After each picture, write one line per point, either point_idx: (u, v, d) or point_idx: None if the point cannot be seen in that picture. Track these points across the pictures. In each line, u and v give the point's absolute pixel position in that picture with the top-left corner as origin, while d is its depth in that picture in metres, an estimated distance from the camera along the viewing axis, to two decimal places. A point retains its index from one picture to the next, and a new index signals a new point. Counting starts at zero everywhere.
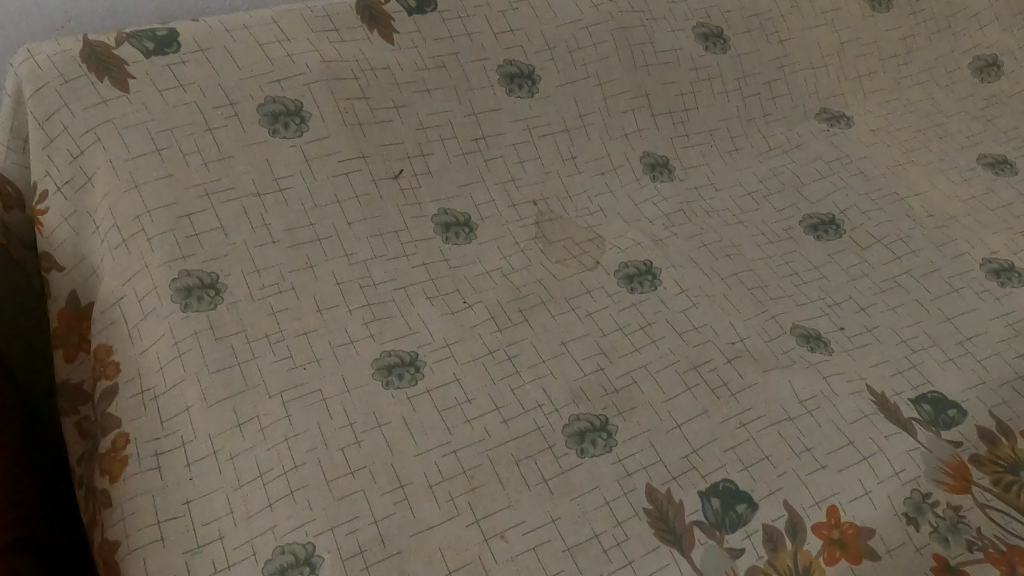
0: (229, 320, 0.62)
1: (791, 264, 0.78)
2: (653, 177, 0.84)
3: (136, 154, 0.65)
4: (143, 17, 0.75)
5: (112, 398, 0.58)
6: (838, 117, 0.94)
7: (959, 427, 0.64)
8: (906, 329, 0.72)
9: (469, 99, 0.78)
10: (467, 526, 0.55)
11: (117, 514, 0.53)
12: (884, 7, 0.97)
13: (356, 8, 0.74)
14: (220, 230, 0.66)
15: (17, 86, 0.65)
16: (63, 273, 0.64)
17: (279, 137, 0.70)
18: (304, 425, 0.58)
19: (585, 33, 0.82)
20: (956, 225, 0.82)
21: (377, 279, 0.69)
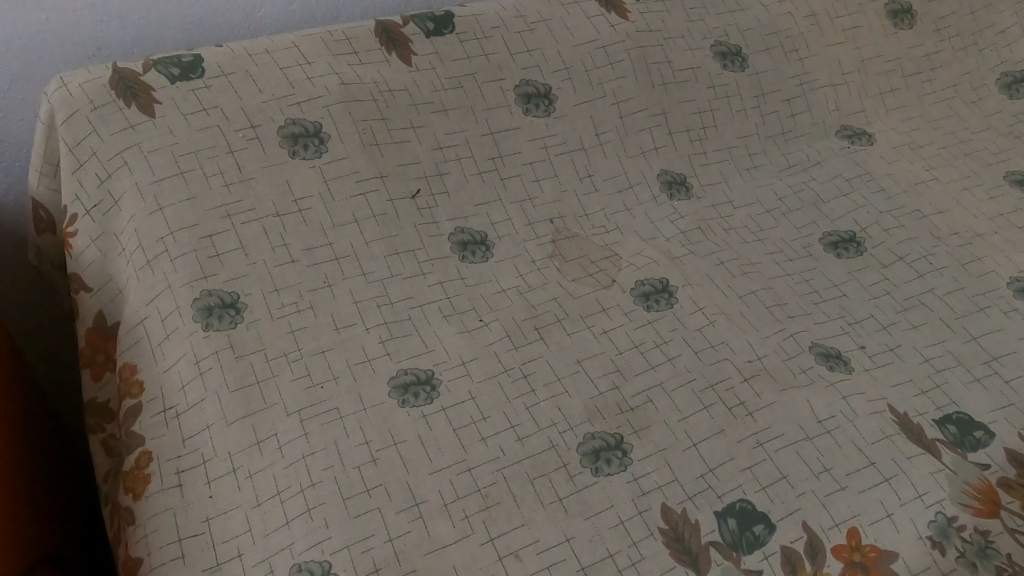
0: (249, 338, 0.63)
1: (810, 282, 0.77)
2: (670, 195, 0.84)
3: (161, 176, 0.66)
4: (170, 43, 0.78)
5: (136, 416, 0.59)
6: (859, 134, 0.93)
7: (986, 449, 0.62)
8: (929, 349, 0.70)
9: (487, 119, 0.79)
10: (482, 545, 0.55)
11: (140, 531, 0.54)
12: (906, 24, 0.97)
13: (376, 32, 0.77)
14: (241, 250, 0.67)
15: (49, 114, 0.67)
16: (91, 293, 0.66)
17: (299, 158, 0.71)
18: (320, 443, 0.59)
19: (602, 53, 0.83)
20: (982, 243, 0.81)
21: (394, 297, 0.70)
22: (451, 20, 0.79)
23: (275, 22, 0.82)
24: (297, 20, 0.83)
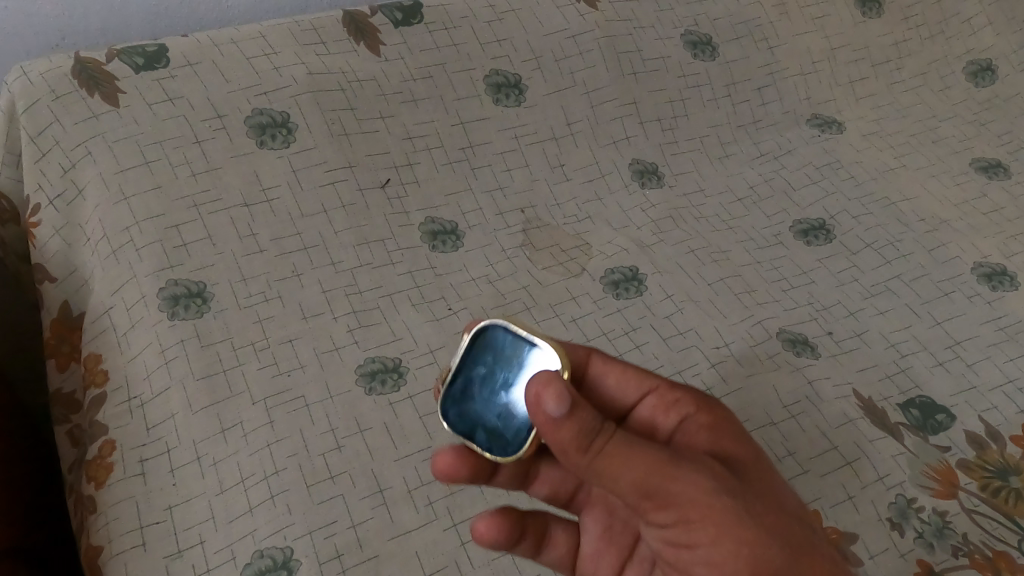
0: (215, 328, 0.63)
1: (779, 269, 0.77)
2: (642, 184, 0.83)
3: (126, 166, 0.66)
4: (136, 34, 0.78)
5: (100, 406, 0.59)
6: (829, 122, 0.93)
7: (946, 432, 0.63)
8: (895, 334, 0.71)
9: (456, 109, 0.79)
10: (445, 530, 0.56)
11: (101, 520, 0.54)
12: (875, 13, 0.98)
13: (344, 21, 0.78)
14: (208, 240, 0.67)
15: (10, 103, 0.67)
16: (55, 283, 0.65)
17: (266, 148, 0.71)
18: (286, 431, 0.59)
19: (571, 42, 0.84)
20: (948, 229, 0.81)
21: (363, 287, 0.69)
22: (419, 10, 0.80)
23: (242, 13, 0.82)
24: (265, 10, 0.83)
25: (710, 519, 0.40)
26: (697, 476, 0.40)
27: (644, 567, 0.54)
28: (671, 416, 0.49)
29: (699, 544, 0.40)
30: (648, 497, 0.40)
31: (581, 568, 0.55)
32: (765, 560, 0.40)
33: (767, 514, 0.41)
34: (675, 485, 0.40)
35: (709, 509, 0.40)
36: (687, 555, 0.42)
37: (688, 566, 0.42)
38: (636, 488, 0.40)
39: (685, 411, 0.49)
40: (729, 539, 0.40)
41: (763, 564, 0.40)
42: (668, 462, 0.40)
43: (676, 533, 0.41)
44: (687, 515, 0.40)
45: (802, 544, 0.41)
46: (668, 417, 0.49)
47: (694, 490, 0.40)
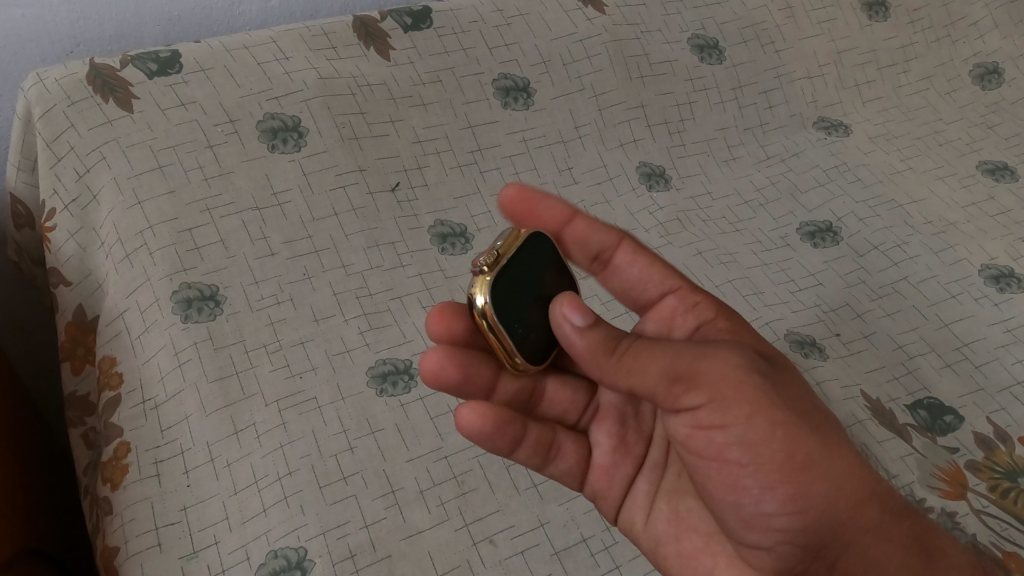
0: (228, 330, 0.63)
1: (787, 271, 0.77)
2: (649, 186, 0.83)
3: (140, 170, 0.67)
4: (148, 40, 0.79)
5: (115, 408, 0.60)
6: (836, 125, 0.94)
7: (955, 434, 0.64)
8: (903, 335, 0.71)
9: (465, 113, 0.80)
10: (456, 530, 0.56)
11: (117, 520, 0.55)
12: (881, 16, 0.98)
13: (354, 27, 0.79)
14: (220, 243, 0.67)
15: (26, 109, 0.68)
16: (70, 287, 0.66)
17: (277, 152, 0.72)
18: (299, 432, 0.59)
19: (579, 47, 0.84)
20: (955, 231, 0.82)
21: (373, 289, 0.69)
22: (429, 15, 0.81)
23: (253, 19, 0.83)
24: (275, 16, 0.84)
25: (743, 398, 0.43)
26: (728, 361, 0.44)
27: (654, 475, 0.58)
28: (688, 317, 0.55)
29: (731, 424, 0.43)
30: (679, 381, 0.44)
31: (591, 482, 0.59)
32: (792, 436, 0.44)
33: (792, 395, 0.45)
34: (707, 366, 0.44)
35: (739, 387, 0.43)
36: (709, 442, 0.45)
37: (714, 456, 0.45)
38: (665, 375, 0.44)
39: (704, 317, 0.54)
40: (760, 416, 0.43)
41: (789, 439, 0.44)
42: (697, 354, 0.44)
43: (700, 418, 0.44)
44: (721, 394, 0.43)
45: (818, 422, 0.46)
46: (684, 322, 0.55)
47: (728, 373, 0.44)
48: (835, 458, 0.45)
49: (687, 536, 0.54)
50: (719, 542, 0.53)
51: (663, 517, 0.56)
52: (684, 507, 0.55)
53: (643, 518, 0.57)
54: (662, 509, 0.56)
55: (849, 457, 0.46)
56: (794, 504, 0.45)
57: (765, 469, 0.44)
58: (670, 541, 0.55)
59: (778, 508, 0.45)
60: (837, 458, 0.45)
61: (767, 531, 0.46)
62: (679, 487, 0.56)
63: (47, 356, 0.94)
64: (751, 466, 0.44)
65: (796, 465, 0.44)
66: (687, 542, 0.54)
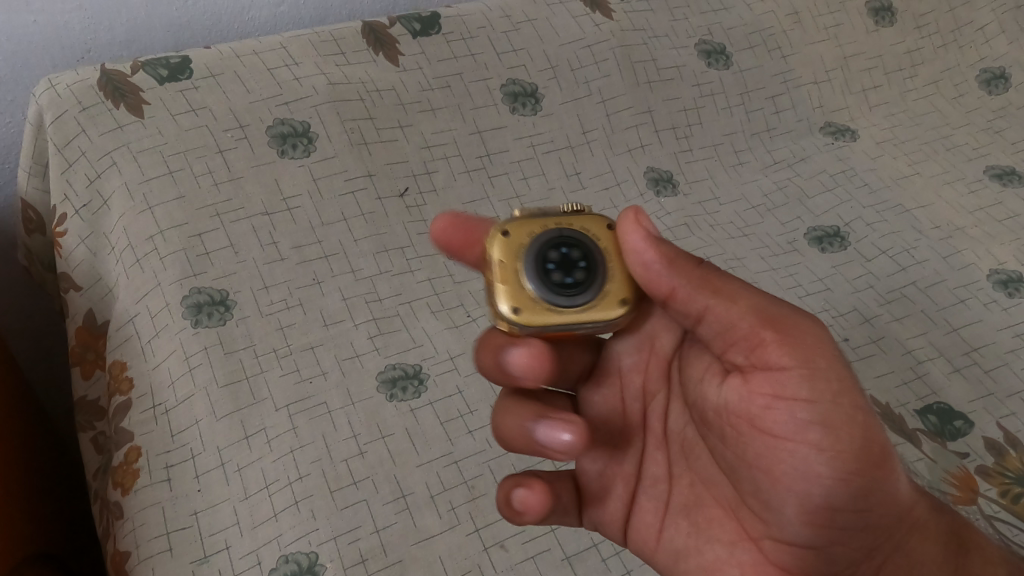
0: (239, 335, 0.63)
1: (795, 276, 0.77)
2: (657, 192, 0.83)
3: (150, 176, 0.67)
4: (159, 46, 0.79)
5: (126, 413, 0.60)
6: (843, 130, 0.93)
7: (965, 439, 0.64)
8: (912, 340, 0.71)
9: (474, 118, 0.80)
10: (467, 535, 0.56)
11: (129, 525, 0.55)
12: (888, 21, 0.99)
13: (362, 32, 0.79)
14: (231, 248, 0.67)
15: (38, 115, 0.68)
16: (80, 292, 0.66)
17: (287, 157, 0.72)
18: (310, 437, 0.59)
19: (586, 52, 0.85)
20: (963, 236, 0.82)
21: (383, 294, 0.69)
22: (437, 22, 0.81)
23: (263, 24, 0.83)
24: (285, 22, 0.84)
25: (829, 372, 0.44)
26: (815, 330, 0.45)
27: (658, 493, 0.51)
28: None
29: (817, 400, 0.44)
30: (768, 334, 0.44)
31: (587, 509, 0.53)
32: (866, 424, 0.45)
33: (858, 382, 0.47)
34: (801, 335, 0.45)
35: (825, 360, 0.44)
36: (789, 420, 0.44)
37: (787, 438, 0.44)
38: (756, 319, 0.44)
39: None
40: (844, 397, 0.44)
41: (865, 427, 0.45)
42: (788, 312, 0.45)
43: (787, 389, 0.44)
44: (811, 361, 0.44)
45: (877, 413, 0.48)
46: None
47: (817, 340, 0.45)
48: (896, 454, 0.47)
49: (709, 547, 0.49)
50: (746, 553, 0.48)
51: (682, 532, 0.50)
52: (705, 519, 0.49)
53: (655, 540, 0.51)
54: (677, 525, 0.50)
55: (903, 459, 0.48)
56: (858, 495, 0.45)
57: (842, 454, 0.44)
58: (691, 556, 0.49)
59: (844, 502, 0.45)
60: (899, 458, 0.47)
61: (822, 527, 0.46)
62: (695, 501, 0.50)
63: (55, 359, 0.95)
64: (828, 451, 0.44)
65: (871, 454, 0.45)
66: (710, 555, 0.49)
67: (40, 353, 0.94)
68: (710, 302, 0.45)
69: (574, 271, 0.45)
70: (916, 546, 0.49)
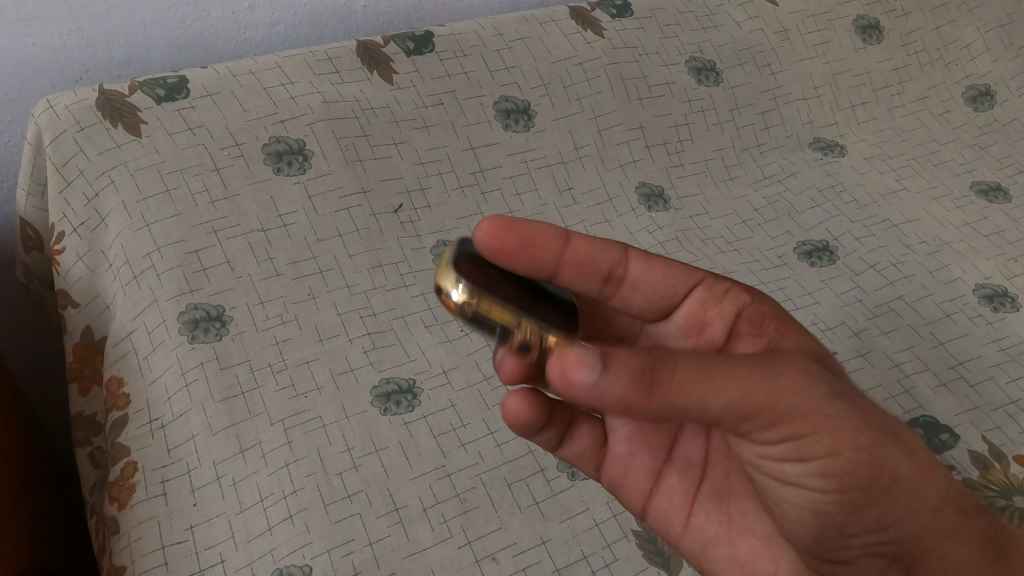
0: (234, 350, 0.64)
1: (784, 289, 0.78)
2: (648, 207, 0.85)
3: (148, 194, 0.68)
4: (157, 65, 0.80)
5: (122, 428, 0.61)
6: (832, 145, 0.95)
7: (950, 451, 0.65)
8: (898, 354, 0.72)
9: (467, 135, 0.81)
10: (459, 548, 0.57)
11: (124, 540, 0.56)
12: (875, 38, 1.00)
13: (357, 52, 0.80)
14: (227, 265, 0.68)
15: (37, 134, 0.69)
16: (78, 309, 0.67)
17: (283, 174, 0.73)
18: (304, 451, 0.60)
19: (578, 70, 0.86)
20: (950, 251, 0.83)
21: (377, 309, 0.70)
22: (431, 40, 0.83)
23: (260, 43, 0.84)
24: (281, 41, 0.85)
25: (823, 435, 0.42)
26: (804, 389, 0.42)
27: (688, 476, 0.58)
28: (721, 308, 0.57)
29: (812, 459, 0.43)
30: (748, 418, 0.40)
31: (607, 471, 0.59)
32: (876, 458, 0.44)
33: (867, 416, 0.44)
34: (784, 401, 0.40)
35: (818, 422, 0.42)
36: (789, 474, 0.45)
37: (789, 481, 0.46)
38: (733, 413, 0.39)
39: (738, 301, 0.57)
40: (843, 448, 0.43)
41: (875, 460, 0.44)
42: (770, 380, 0.41)
43: (777, 453, 0.44)
44: (802, 430, 0.42)
45: (893, 434, 0.45)
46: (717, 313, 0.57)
47: (807, 406, 0.41)
48: (913, 473, 0.46)
49: (742, 541, 0.55)
50: (778, 548, 0.54)
51: (712, 522, 0.56)
52: (736, 509, 0.55)
53: (682, 527, 0.57)
54: (706, 514, 0.56)
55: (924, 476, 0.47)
56: (871, 519, 0.47)
57: (848, 493, 0.45)
58: (721, 545, 0.55)
59: (858, 527, 0.47)
60: (918, 475, 0.46)
61: (838, 546, 0.49)
62: (727, 491, 0.56)
63: (53, 372, 0.96)
64: (834, 492, 0.45)
65: (878, 487, 0.45)
66: (743, 544, 0.54)
67: (37, 366, 0.95)
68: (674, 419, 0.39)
69: None
70: (950, 552, 0.49)
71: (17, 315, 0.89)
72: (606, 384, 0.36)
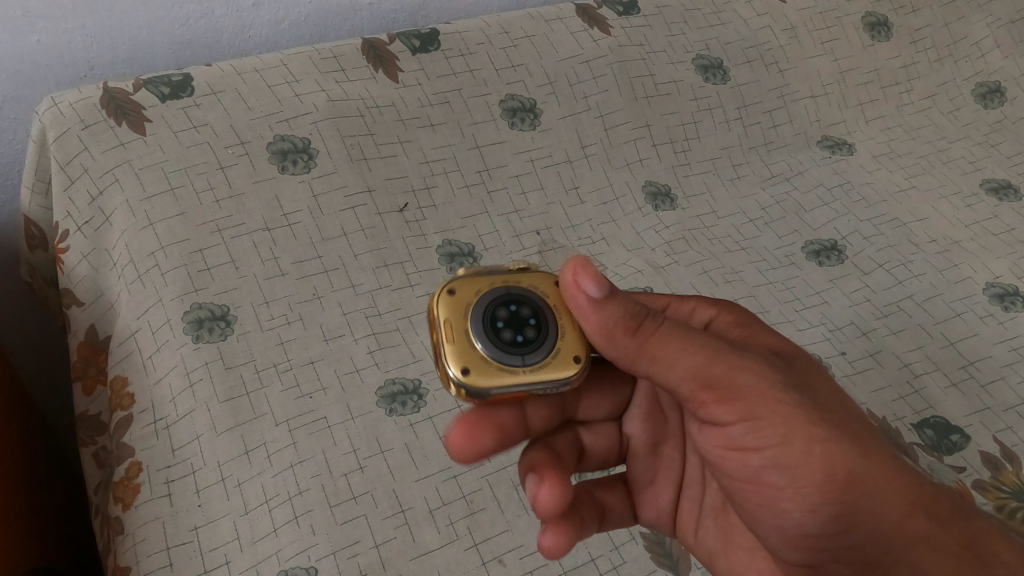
0: (239, 350, 0.64)
1: (792, 289, 0.77)
2: (655, 206, 0.84)
3: (152, 192, 0.68)
4: (161, 63, 0.80)
5: (127, 428, 0.60)
6: (840, 143, 0.94)
7: (961, 453, 0.64)
8: (908, 354, 0.72)
9: (472, 133, 0.80)
10: (465, 550, 0.57)
11: (129, 541, 0.55)
12: (884, 36, 0.99)
13: (362, 50, 0.80)
14: (231, 264, 0.68)
15: (41, 132, 0.69)
16: (83, 308, 0.67)
17: (287, 173, 0.72)
18: (310, 452, 0.60)
19: (585, 67, 0.85)
20: (959, 250, 0.82)
21: (382, 309, 0.70)
22: (436, 38, 0.82)
23: (264, 41, 0.84)
24: (285, 39, 0.85)
25: (776, 415, 0.43)
26: (759, 372, 0.44)
27: (691, 492, 0.56)
28: None
29: (765, 447, 0.44)
30: (708, 389, 0.43)
31: (641, 514, 0.57)
32: (833, 452, 0.44)
33: (828, 406, 0.45)
34: (738, 375, 0.43)
35: (772, 406, 0.43)
36: (751, 468, 0.45)
37: (750, 477, 0.46)
38: (694, 379, 0.43)
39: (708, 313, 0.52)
40: (796, 438, 0.44)
41: (830, 456, 0.44)
42: (727, 358, 0.43)
43: (738, 441, 0.45)
44: (755, 413, 0.43)
45: (856, 430, 0.45)
46: None
47: (762, 385, 0.43)
48: (873, 472, 0.45)
49: (732, 552, 0.54)
50: (761, 560, 0.53)
51: (712, 535, 0.55)
52: (728, 523, 0.55)
53: (692, 538, 0.56)
54: (708, 526, 0.56)
55: (891, 479, 0.45)
56: (836, 522, 0.46)
57: (806, 490, 0.45)
58: (717, 558, 0.55)
59: (828, 531, 0.46)
60: (883, 478, 0.45)
61: (809, 550, 0.48)
62: (722, 505, 0.55)
63: (57, 371, 0.96)
64: (792, 488, 0.45)
65: (834, 485, 0.44)
66: (736, 557, 0.54)
67: (41, 365, 0.95)
68: (646, 366, 0.43)
69: (526, 328, 0.44)
70: None
71: (21, 314, 0.89)
72: (597, 309, 0.42)
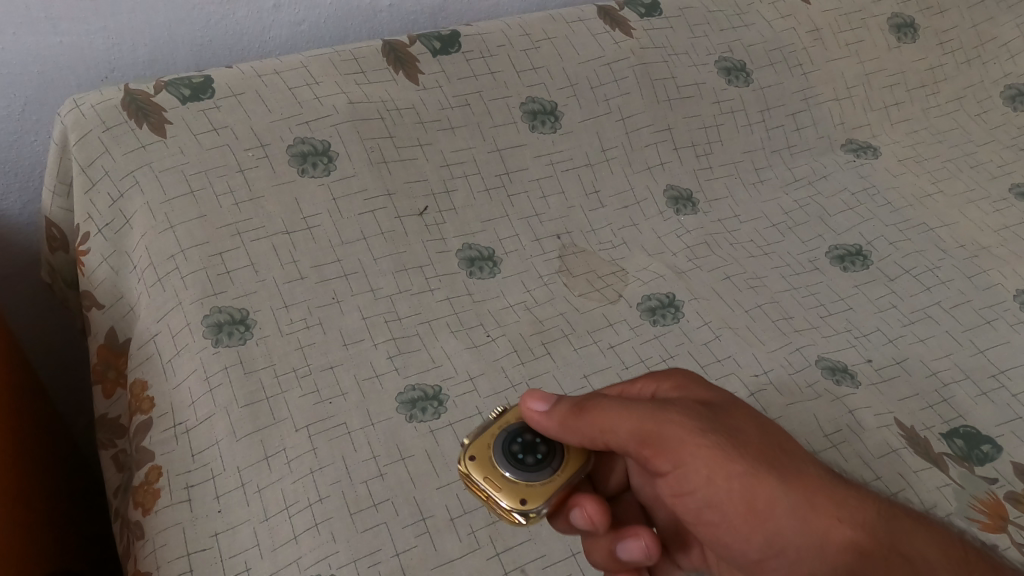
0: (259, 355, 0.63)
1: (816, 295, 0.76)
2: (677, 210, 0.83)
3: (172, 195, 0.67)
4: (181, 64, 0.80)
5: (146, 432, 0.60)
6: (864, 147, 0.93)
7: (992, 464, 0.63)
8: (936, 362, 0.70)
9: (493, 136, 0.80)
10: (487, 559, 0.56)
11: (148, 546, 0.55)
12: (910, 37, 0.98)
13: (382, 52, 0.79)
14: (251, 267, 0.67)
15: (63, 134, 0.69)
16: (102, 310, 0.67)
17: (307, 176, 0.72)
18: (329, 458, 0.59)
19: (606, 70, 0.84)
20: (988, 256, 0.81)
21: (402, 313, 0.69)
22: (457, 40, 0.81)
23: (284, 43, 0.84)
24: (305, 41, 0.84)
25: (699, 463, 0.47)
26: (684, 421, 0.47)
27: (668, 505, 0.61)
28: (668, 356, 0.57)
29: (696, 488, 0.48)
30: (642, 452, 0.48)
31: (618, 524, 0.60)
32: (755, 485, 0.48)
33: (752, 442, 0.48)
34: (665, 431, 0.47)
35: (697, 451, 0.47)
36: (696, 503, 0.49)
37: (692, 513, 0.50)
38: (634, 437, 0.47)
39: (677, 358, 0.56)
40: (725, 479, 0.47)
41: (751, 489, 0.48)
42: (650, 418, 0.47)
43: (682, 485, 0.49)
44: (683, 460, 0.47)
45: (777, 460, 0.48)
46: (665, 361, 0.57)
47: (684, 436, 0.47)
48: (793, 504, 0.48)
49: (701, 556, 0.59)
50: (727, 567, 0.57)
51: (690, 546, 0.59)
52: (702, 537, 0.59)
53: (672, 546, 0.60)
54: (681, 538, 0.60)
55: (816, 499, 0.48)
56: (773, 548, 0.50)
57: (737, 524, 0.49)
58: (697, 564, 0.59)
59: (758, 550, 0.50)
60: (803, 496, 0.48)
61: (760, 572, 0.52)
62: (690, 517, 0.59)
63: (75, 370, 0.97)
64: (739, 523, 0.49)
65: (764, 517, 0.48)
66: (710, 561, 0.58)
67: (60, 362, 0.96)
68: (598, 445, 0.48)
69: (536, 453, 0.48)
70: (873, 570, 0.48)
71: (42, 313, 0.90)
72: (547, 417, 0.49)
